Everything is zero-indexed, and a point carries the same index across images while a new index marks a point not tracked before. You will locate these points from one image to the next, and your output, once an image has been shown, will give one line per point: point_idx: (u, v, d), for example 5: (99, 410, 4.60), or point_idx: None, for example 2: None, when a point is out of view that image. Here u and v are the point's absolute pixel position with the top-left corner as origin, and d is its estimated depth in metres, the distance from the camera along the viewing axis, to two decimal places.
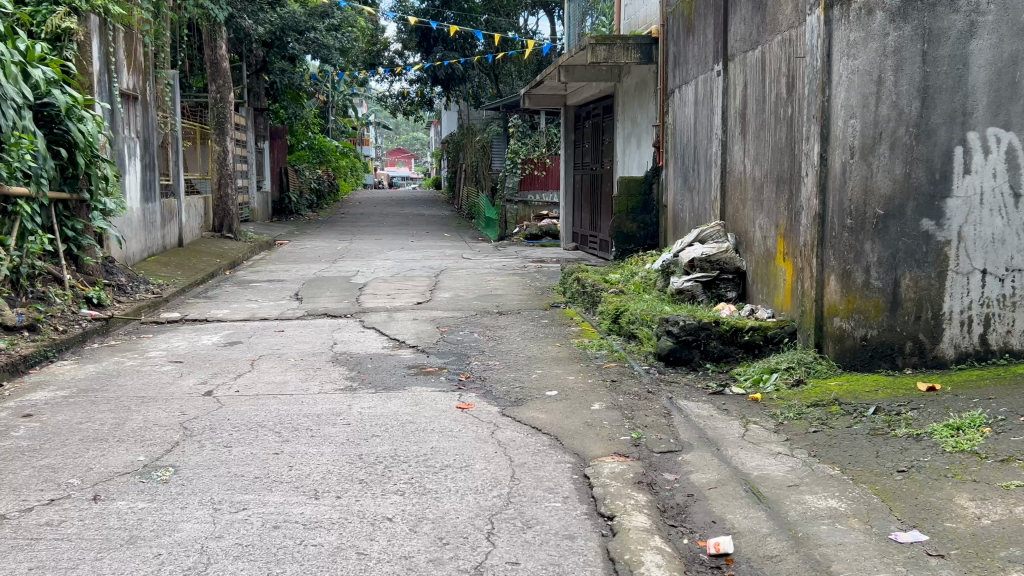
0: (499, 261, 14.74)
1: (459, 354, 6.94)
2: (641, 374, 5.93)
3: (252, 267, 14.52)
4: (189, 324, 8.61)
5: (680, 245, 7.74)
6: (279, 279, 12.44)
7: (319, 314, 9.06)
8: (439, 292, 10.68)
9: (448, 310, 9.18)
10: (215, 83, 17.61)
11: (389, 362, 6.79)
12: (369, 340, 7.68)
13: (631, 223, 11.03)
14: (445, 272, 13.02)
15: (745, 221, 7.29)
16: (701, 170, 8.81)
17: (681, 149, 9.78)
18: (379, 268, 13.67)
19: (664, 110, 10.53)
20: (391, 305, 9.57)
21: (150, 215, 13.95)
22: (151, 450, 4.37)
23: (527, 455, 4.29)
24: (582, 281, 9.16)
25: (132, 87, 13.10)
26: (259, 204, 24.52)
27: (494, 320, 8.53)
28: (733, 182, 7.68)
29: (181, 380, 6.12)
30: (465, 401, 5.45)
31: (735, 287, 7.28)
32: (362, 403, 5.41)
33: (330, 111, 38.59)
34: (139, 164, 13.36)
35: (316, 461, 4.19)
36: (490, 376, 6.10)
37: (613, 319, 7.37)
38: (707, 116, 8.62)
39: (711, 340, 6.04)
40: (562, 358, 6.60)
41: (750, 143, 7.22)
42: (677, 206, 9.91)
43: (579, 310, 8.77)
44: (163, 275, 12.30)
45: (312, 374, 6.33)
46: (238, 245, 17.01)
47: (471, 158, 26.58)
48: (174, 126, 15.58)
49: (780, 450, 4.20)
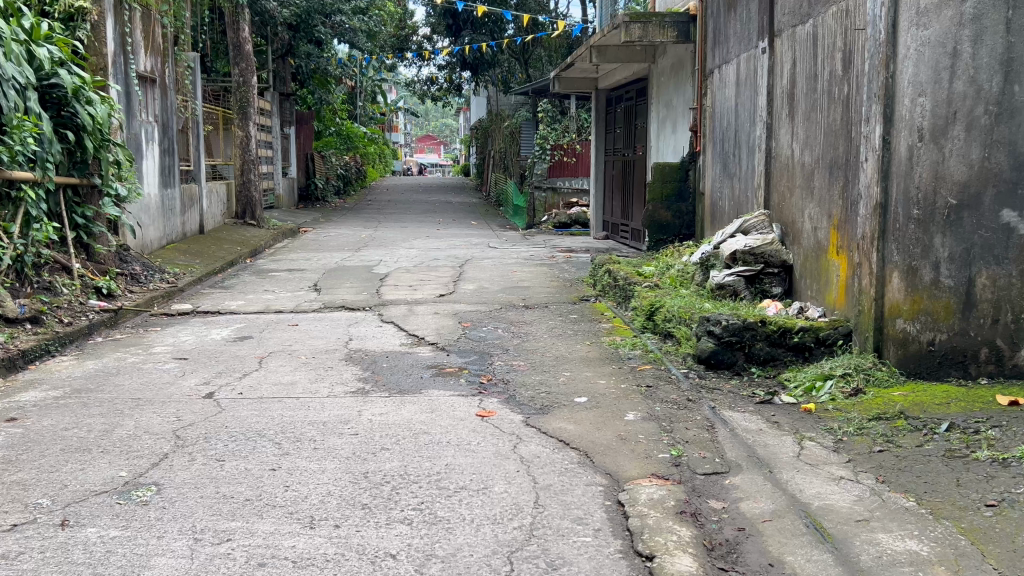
0: (527, 251, 14.24)
1: (481, 353, 6.47)
2: (679, 379, 5.41)
3: (273, 255, 14.16)
4: (200, 317, 8.23)
5: (721, 237, 7.16)
6: (298, 268, 12.05)
7: (336, 307, 8.63)
8: (463, 283, 10.21)
9: (472, 303, 8.71)
10: (238, 66, 17.22)
11: (406, 361, 6.33)
12: (387, 335, 7.24)
13: (665, 212, 10.47)
14: (471, 261, 12.56)
15: (793, 210, 6.72)
16: (743, 155, 8.22)
17: (721, 134, 9.19)
18: (403, 257, 13.24)
19: (702, 92, 9.94)
20: (412, 297, 9.13)
21: (169, 202, 13.64)
22: (135, 464, 3.96)
23: (553, 476, 3.80)
24: (613, 273, 8.64)
25: (149, 70, 12.76)
26: (284, 190, 24.23)
27: (520, 315, 8.03)
28: (779, 169, 7.10)
29: (183, 380, 5.71)
30: (486, 408, 4.97)
31: (781, 283, 6.75)
32: (373, 409, 4.95)
33: (357, 96, 38.18)
34: (157, 150, 13.03)
35: (316, 479, 3.74)
36: (514, 379, 5.62)
37: (647, 315, 6.84)
38: (750, 97, 8.02)
39: (756, 342, 5.51)
40: (592, 359, 6.10)
41: (799, 126, 6.64)
42: (716, 193, 9.34)
43: (610, 305, 8.26)
44: (181, 264, 11.97)
45: (322, 373, 5.89)
46: (261, 232, 16.68)
47: (500, 145, 26.03)
48: (194, 110, 15.25)
49: (843, 475, 3.66)
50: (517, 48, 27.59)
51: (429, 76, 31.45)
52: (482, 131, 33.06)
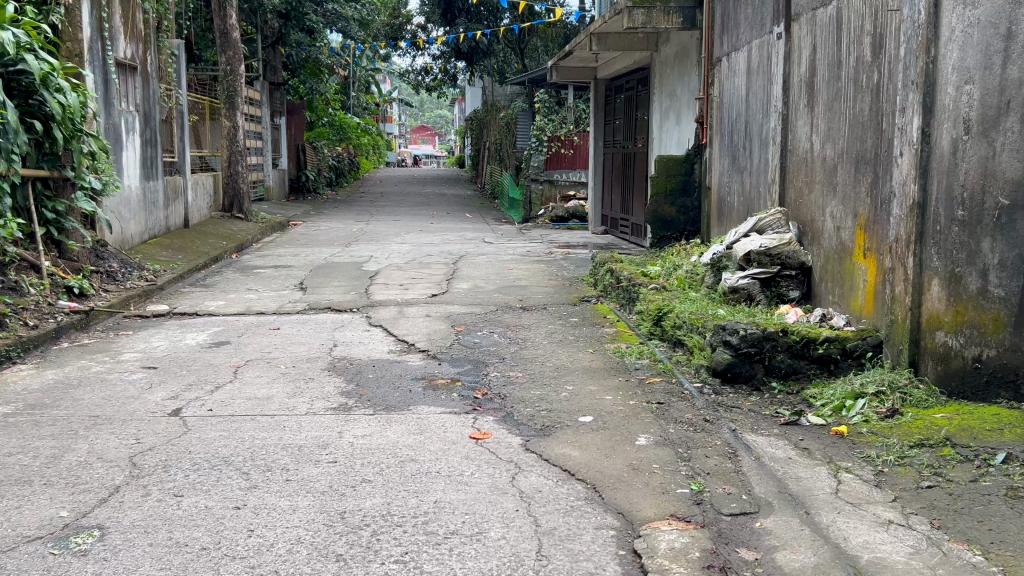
0: (524, 246, 13.75)
1: (476, 362, 5.98)
2: (693, 395, 4.92)
3: (260, 250, 13.65)
4: (175, 319, 7.71)
5: (733, 236, 6.66)
6: (285, 265, 11.54)
7: (322, 308, 8.12)
8: (456, 282, 9.71)
9: (466, 304, 8.21)
10: (225, 54, 16.64)
11: (393, 370, 5.84)
12: (375, 340, 6.74)
13: (670, 208, 9.99)
14: (465, 258, 12.07)
15: (812, 208, 6.23)
16: (755, 149, 7.72)
17: (729, 125, 8.69)
18: (394, 252, 12.73)
19: (709, 82, 9.45)
20: (402, 297, 8.63)
21: (151, 194, 13.11)
22: (80, 501, 3.46)
23: (557, 516, 3.32)
24: (615, 273, 8.15)
25: (129, 57, 12.20)
26: (274, 181, 23.68)
27: (517, 319, 7.54)
28: (796, 163, 6.60)
29: (149, 394, 5.21)
30: (482, 429, 4.48)
31: (799, 286, 6.27)
32: (355, 430, 4.46)
33: (350, 87, 37.60)
34: (138, 140, 12.50)
35: (285, 522, 3.25)
36: (512, 393, 5.13)
37: (655, 321, 6.37)
38: (762, 86, 7.52)
39: (777, 354, 5.04)
40: (596, 370, 5.62)
41: (819, 117, 6.14)
42: (725, 188, 8.84)
43: (612, 307, 7.78)
44: (162, 260, 11.45)
45: (302, 386, 5.39)
46: (247, 226, 16.15)
47: (495, 135, 25.49)
48: (178, 99, 14.70)
49: (891, 519, 3.19)
50: (513, 37, 27.01)
51: (423, 66, 30.87)
52: (477, 123, 32.50)
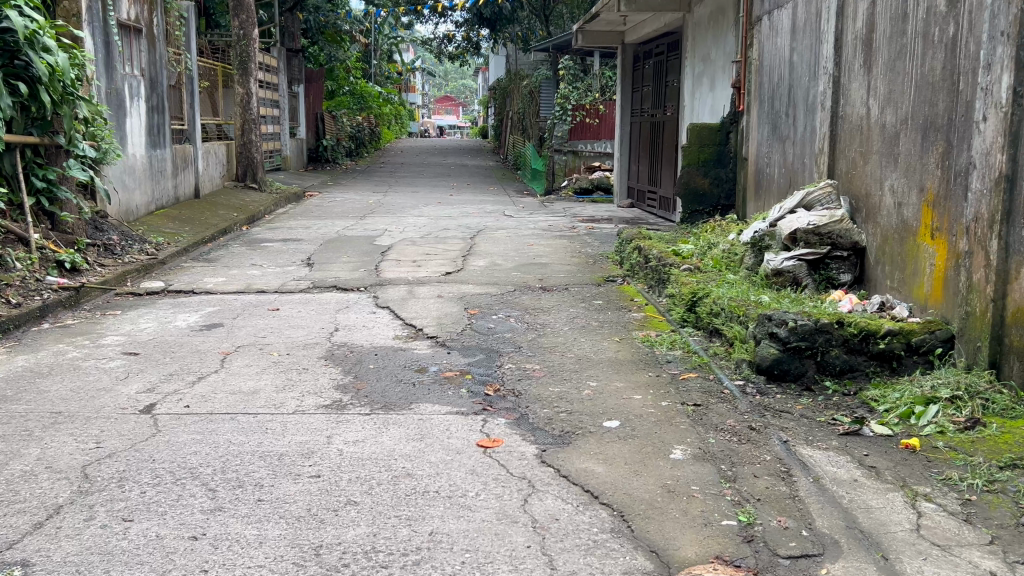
0: (545, 220, 13.11)
1: (488, 351, 5.38)
2: (735, 396, 4.30)
3: (271, 223, 13.13)
4: (169, 298, 7.17)
5: (777, 212, 5.98)
6: (295, 238, 11.00)
7: (327, 287, 7.56)
8: (472, 259, 9.10)
9: (481, 283, 7.61)
10: (237, 18, 15.96)
11: (396, 360, 5.26)
12: (380, 324, 6.17)
13: (703, 179, 9.29)
14: (483, 232, 11.46)
15: (868, 181, 5.53)
16: (800, 116, 6.99)
17: (770, 91, 7.95)
18: (409, 226, 12.15)
19: (747, 43, 8.70)
20: (414, 275, 8.05)
21: (158, 163, 12.59)
22: (10, 526, 2.92)
23: (577, 556, 2.73)
24: (643, 251, 7.51)
25: (133, 19, 11.62)
26: (292, 151, 23.14)
27: (536, 301, 6.93)
28: (848, 131, 5.89)
29: (123, 386, 4.67)
30: (491, 434, 3.89)
31: (852, 269, 5.58)
32: (346, 434, 3.89)
33: (372, 55, 36.91)
34: (144, 107, 11.95)
35: (246, 560, 2.70)
36: (528, 391, 4.53)
37: (689, 307, 5.74)
38: (809, 45, 6.76)
39: (831, 349, 4.41)
40: (623, 364, 5.01)
41: (878, 78, 5.41)
42: (764, 160, 8.13)
43: (640, 288, 7.15)
44: (167, 233, 10.95)
45: (294, 378, 4.83)
46: (260, 197, 15.63)
47: (519, 104, 24.79)
48: (187, 64, 14.12)
49: (992, 570, 2.58)
50: (537, 2, 26.12)
51: (445, 33, 30.05)
52: (499, 92, 31.70)
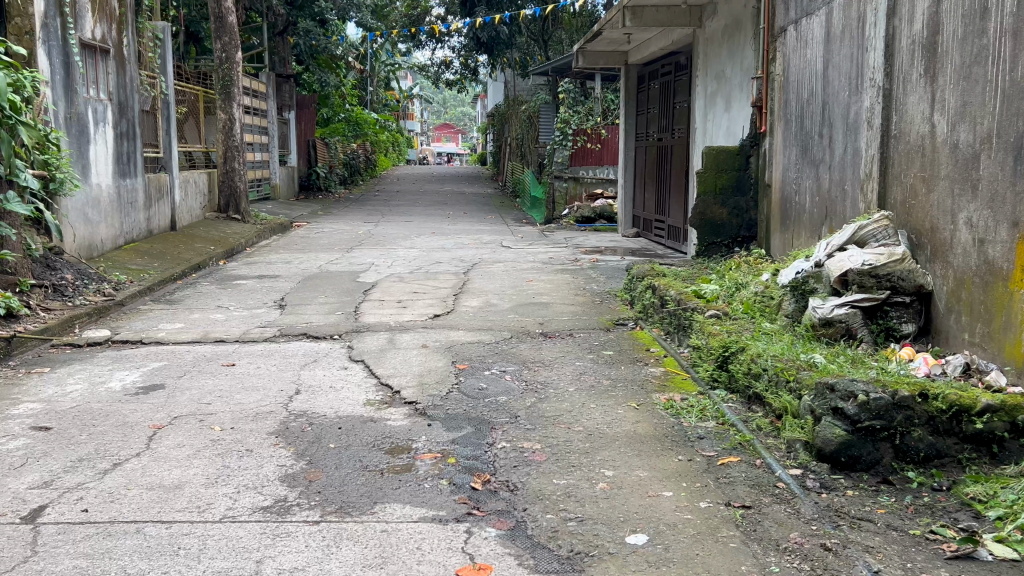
0: (546, 251, 12.17)
1: (477, 423, 4.39)
2: (794, 494, 3.33)
3: (250, 256, 12.20)
4: (111, 351, 6.21)
5: (823, 248, 5.02)
6: (272, 275, 10.06)
7: (296, 334, 6.61)
8: (465, 298, 8.16)
9: (472, 329, 6.64)
10: (219, 40, 15.11)
11: (363, 436, 4.28)
12: (351, 384, 5.21)
13: (721, 209, 8.36)
14: (478, 266, 10.54)
15: (935, 212, 4.59)
16: (839, 137, 6.09)
17: (799, 110, 7.05)
18: (399, 259, 11.20)
19: (768, 58, 7.84)
20: (397, 319, 7.10)
21: (127, 194, 11.68)
22: None
23: None
24: (659, 292, 6.56)
25: (99, 39, 10.79)
26: (282, 179, 22.28)
27: (536, 352, 5.96)
28: (904, 153, 4.97)
29: (13, 479, 3.69)
30: (476, 557, 2.90)
31: (916, 318, 4.63)
32: (281, 558, 2.92)
33: (369, 81, 36.30)
34: (111, 133, 11.07)
35: None
36: (526, 484, 3.55)
37: (721, 364, 4.77)
38: (849, 54, 5.87)
39: (914, 430, 3.46)
40: (644, 442, 4.04)
41: (945, 88, 4.48)
42: (792, 186, 7.24)
43: (656, 336, 6.19)
44: (132, 270, 10.01)
45: (233, 465, 3.86)
46: (243, 228, 14.72)
47: (517, 130, 23.97)
48: (163, 88, 13.28)
49: None
50: (536, 27, 25.61)
51: (442, 59, 29.35)
52: (498, 117, 30.89)
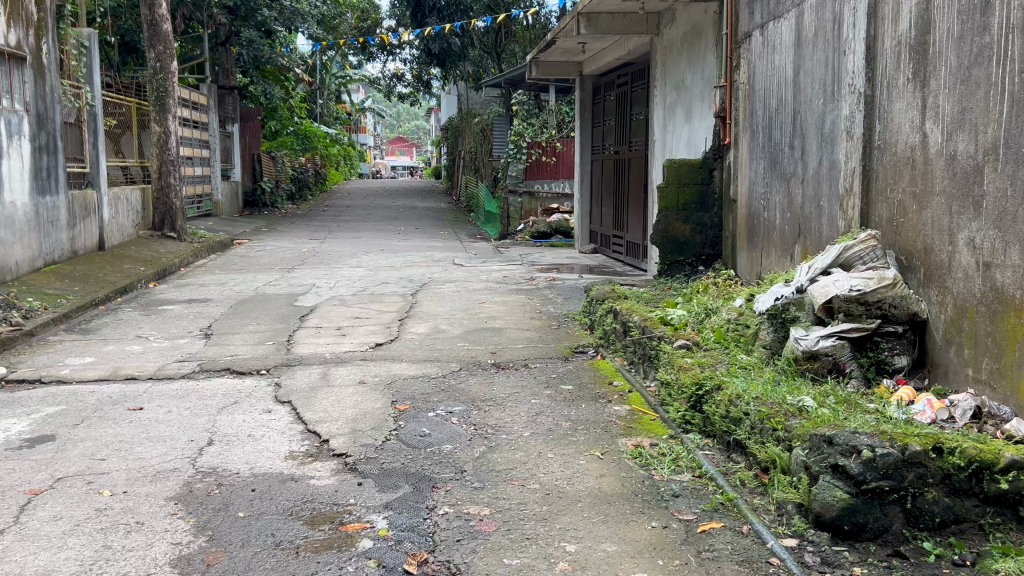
0: (499, 269, 11.59)
1: (417, 480, 3.77)
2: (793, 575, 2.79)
3: (183, 278, 11.40)
4: (3, 393, 5.44)
5: (804, 272, 4.51)
6: (203, 299, 9.30)
7: (219, 370, 5.91)
8: (411, 324, 7.53)
9: (418, 360, 5.99)
10: (152, 48, 14.28)
11: (280, 500, 3.62)
12: (275, 432, 4.54)
13: (684, 226, 7.88)
14: (428, 286, 9.90)
15: (929, 232, 4.12)
16: (814, 149, 5.64)
17: (766, 120, 6.59)
18: (343, 280, 10.51)
19: (732, 65, 7.38)
20: (334, 349, 6.44)
21: (48, 212, 10.83)
22: None
23: None
24: (621, 317, 6.02)
25: (13, 45, 9.98)
26: (225, 194, 21.39)
27: (487, 387, 5.35)
28: (891, 167, 4.50)
29: None
30: None
31: (909, 351, 4.15)
32: None
33: (319, 94, 35.46)
34: (28, 146, 10.24)
35: None
36: (471, 567, 2.94)
37: (694, 404, 4.22)
38: (824, 58, 5.41)
39: (927, 490, 2.93)
40: (611, 502, 3.46)
41: (939, 93, 4.01)
42: (759, 202, 6.78)
43: (619, 366, 5.64)
44: (49, 295, 9.17)
45: (118, 547, 3.18)
46: (179, 247, 13.88)
47: (470, 144, 23.40)
48: (90, 98, 12.45)
49: None
50: (489, 39, 25.19)
51: (393, 71, 28.67)
52: (451, 130, 30.41)
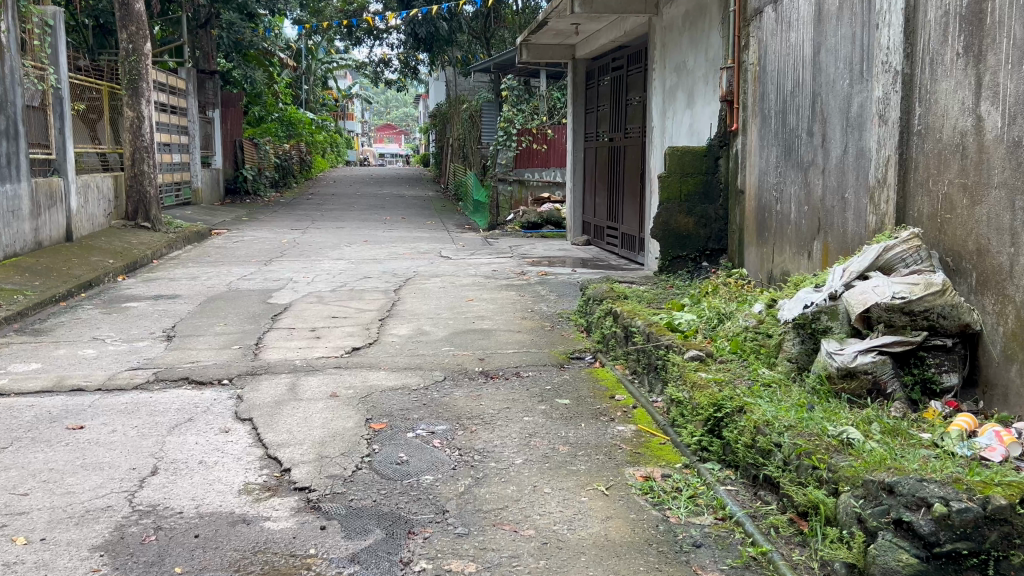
0: (488, 262, 11.02)
1: (391, 525, 3.20)
2: None
3: (153, 271, 10.74)
4: None
5: (838, 275, 3.96)
6: (171, 295, 8.67)
7: (177, 379, 5.31)
8: (393, 324, 6.95)
9: (397, 368, 5.43)
10: (124, 29, 13.53)
11: (227, 550, 3.04)
12: (230, 458, 3.95)
13: (686, 218, 7.34)
14: (411, 281, 9.32)
15: (985, 230, 3.56)
16: (836, 135, 5.08)
17: (780, 103, 6.03)
18: (322, 274, 9.90)
19: (741, 44, 6.80)
20: (306, 354, 5.87)
21: (7, 200, 10.15)
22: None
23: None
24: (622, 321, 5.46)
25: None
26: (204, 182, 20.67)
27: (473, 400, 4.79)
28: (935, 156, 3.95)
29: None
30: None
31: (960, 368, 3.60)
32: None
33: (303, 79, 34.63)
34: None
35: None
36: None
37: (711, 428, 3.67)
38: (851, 33, 4.84)
39: (1014, 554, 2.38)
40: (621, 556, 2.89)
41: (999, 69, 3.45)
42: (770, 193, 6.22)
43: (619, 376, 5.08)
44: (4, 290, 8.51)
45: None
46: (152, 238, 13.21)
47: (459, 131, 22.78)
48: (55, 79, 11.73)
49: None
50: (479, 24, 24.49)
51: (380, 57, 27.95)
52: (440, 118, 29.78)
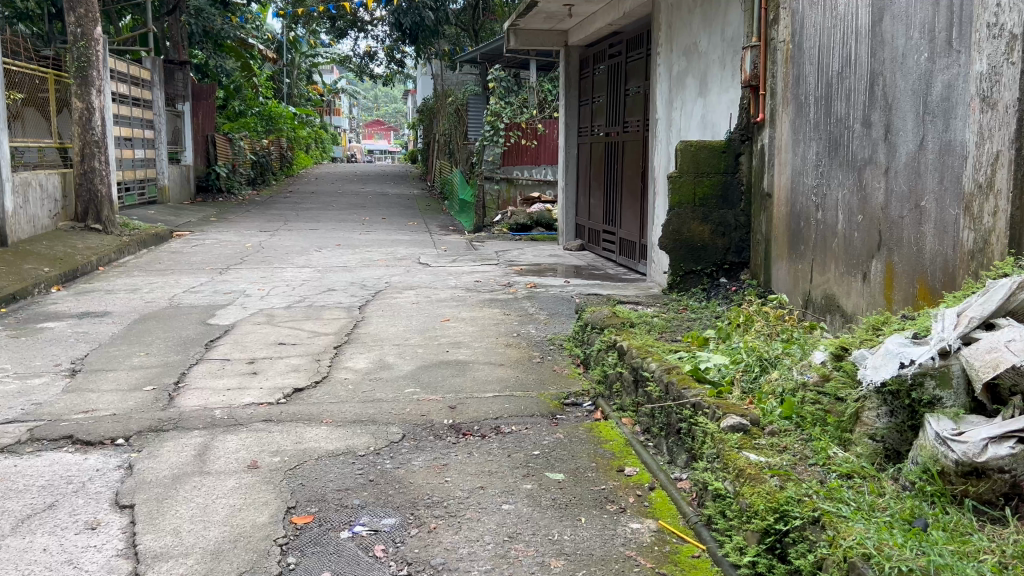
0: (470, 271, 9.84)
1: None
2: None
3: (91, 281, 9.49)
4: None
5: (945, 320, 2.80)
6: (100, 313, 7.44)
7: (58, 438, 4.11)
8: (350, 353, 5.77)
9: (344, 421, 4.26)
10: (72, 11, 12.27)
11: None
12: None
13: (701, 227, 6.23)
14: (381, 294, 8.14)
15: None
16: (906, 124, 3.95)
17: (822, 86, 4.88)
18: (281, 286, 8.70)
19: (768, 18, 5.65)
20: (234, 399, 4.67)
21: None
22: None
23: None
24: (629, 360, 4.31)
25: None
26: (172, 180, 19.40)
27: (435, 472, 3.63)
28: None
29: None
30: None
31: None
32: None
33: (286, 74, 33.31)
34: None
35: None
36: None
37: (772, 544, 2.53)
38: None
39: None
40: None
41: None
42: (807, 198, 5.08)
43: (627, 437, 3.93)
44: None
45: None
46: (101, 242, 11.95)
47: (444, 126, 21.52)
48: None
49: None
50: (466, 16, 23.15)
51: (364, 49, 26.70)
52: (426, 113, 28.45)
